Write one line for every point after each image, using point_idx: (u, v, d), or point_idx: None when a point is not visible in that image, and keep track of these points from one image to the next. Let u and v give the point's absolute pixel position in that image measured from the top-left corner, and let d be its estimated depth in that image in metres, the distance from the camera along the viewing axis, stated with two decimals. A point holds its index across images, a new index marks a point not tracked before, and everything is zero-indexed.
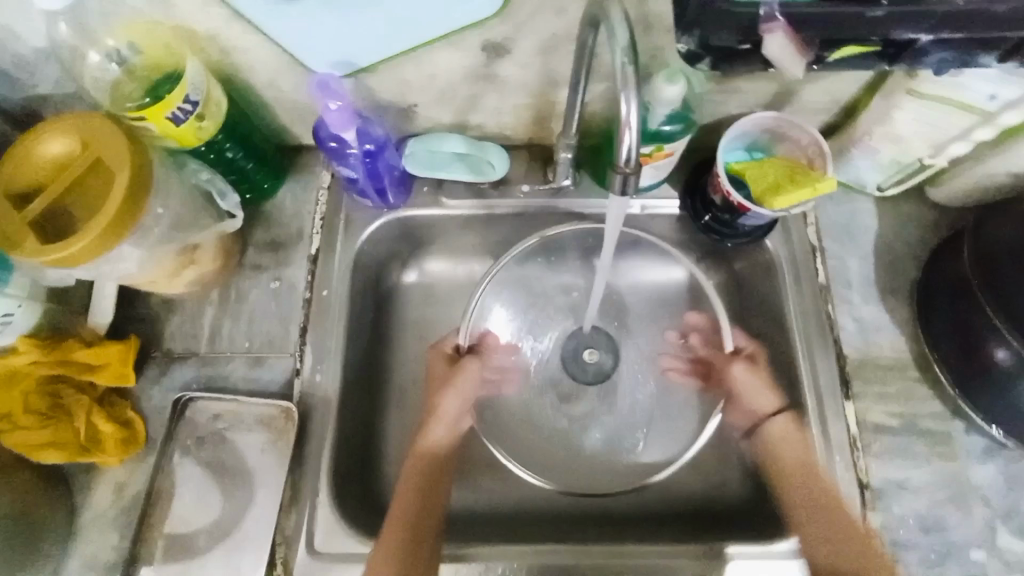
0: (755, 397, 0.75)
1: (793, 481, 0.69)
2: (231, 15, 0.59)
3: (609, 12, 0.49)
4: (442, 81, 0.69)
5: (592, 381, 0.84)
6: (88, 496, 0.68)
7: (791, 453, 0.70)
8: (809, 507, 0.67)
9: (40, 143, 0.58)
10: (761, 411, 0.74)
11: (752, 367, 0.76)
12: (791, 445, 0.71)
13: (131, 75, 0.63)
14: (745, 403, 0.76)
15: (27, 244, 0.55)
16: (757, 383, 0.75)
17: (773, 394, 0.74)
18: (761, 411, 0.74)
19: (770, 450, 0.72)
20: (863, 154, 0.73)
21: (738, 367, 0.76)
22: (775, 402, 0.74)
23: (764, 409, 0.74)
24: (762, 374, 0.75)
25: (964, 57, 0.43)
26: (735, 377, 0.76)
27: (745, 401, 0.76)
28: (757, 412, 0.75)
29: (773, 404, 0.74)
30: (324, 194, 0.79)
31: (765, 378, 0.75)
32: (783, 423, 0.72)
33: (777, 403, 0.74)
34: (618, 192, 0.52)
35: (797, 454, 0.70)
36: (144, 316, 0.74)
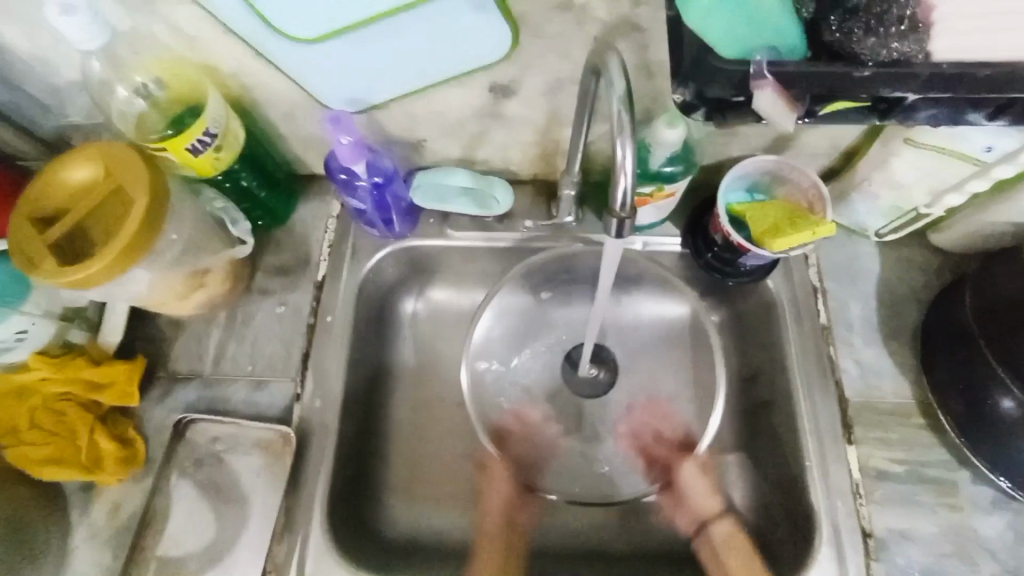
0: (698, 502, 0.78)
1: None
2: (252, 54, 0.62)
3: (609, 61, 0.51)
4: (451, 117, 0.71)
5: (588, 394, 0.84)
6: (84, 514, 0.68)
7: (732, 557, 0.72)
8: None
9: (65, 170, 0.61)
10: (705, 514, 0.77)
11: (702, 471, 0.80)
12: (732, 550, 0.73)
13: (156, 107, 0.66)
14: (689, 506, 0.78)
15: (45, 264, 0.57)
16: (701, 487, 0.79)
17: (715, 499, 0.78)
18: (704, 514, 0.77)
19: (711, 550, 0.74)
20: (863, 199, 0.74)
21: (689, 468, 0.79)
22: (715, 506, 0.77)
23: (705, 511, 0.77)
24: (709, 478, 0.79)
25: (954, 115, 0.45)
26: (687, 481, 0.79)
27: (695, 502, 0.78)
28: (699, 514, 0.77)
29: (715, 508, 0.77)
30: (332, 222, 0.81)
31: (709, 484, 0.79)
32: (727, 528, 0.75)
33: (717, 508, 0.77)
34: (613, 235, 0.53)
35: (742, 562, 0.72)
36: (152, 336, 0.76)
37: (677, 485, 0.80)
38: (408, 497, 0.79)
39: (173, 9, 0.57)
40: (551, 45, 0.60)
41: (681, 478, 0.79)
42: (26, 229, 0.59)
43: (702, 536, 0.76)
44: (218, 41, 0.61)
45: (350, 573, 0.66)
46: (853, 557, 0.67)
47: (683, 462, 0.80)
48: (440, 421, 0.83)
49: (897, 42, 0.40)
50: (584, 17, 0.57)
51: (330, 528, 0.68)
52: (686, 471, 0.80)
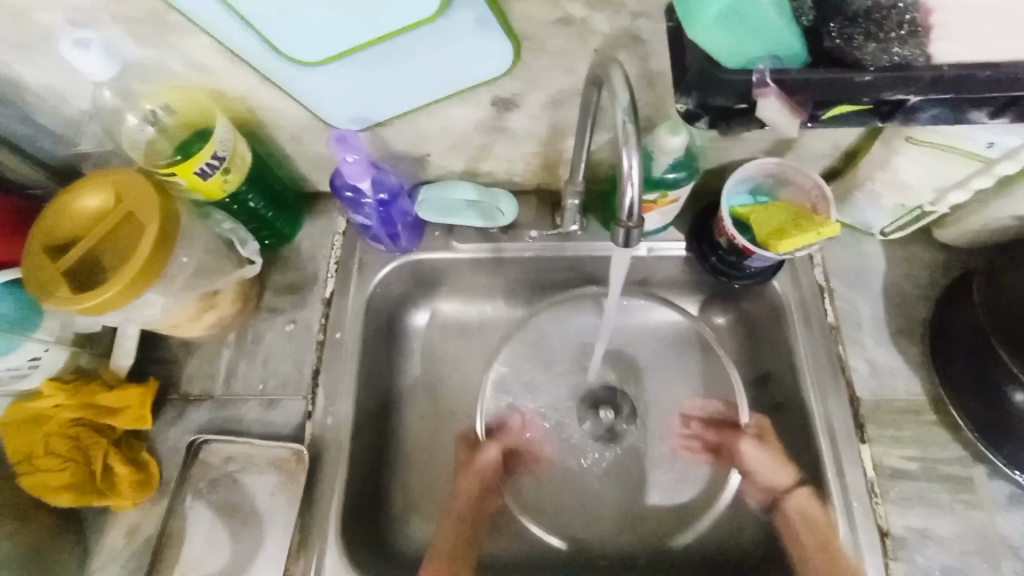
0: (771, 475, 0.76)
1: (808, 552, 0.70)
2: (258, 77, 0.63)
3: (611, 73, 0.52)
4: (454, 132, 0.72)
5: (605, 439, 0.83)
6: (101, 538, 0.68)
7: (807, 527, 0.70)
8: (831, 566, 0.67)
9: (76, 198, 0.62)
10: (779, 488, 0.75)
11: (761, 442, 0.77)
12: (808, 524, 0.70)
13: (164, 133, 0.67)
14: (762, 479, 0.76)
15: (59, 292, 0.58)
16: (766, 459, 0.76)
17: (789, 470, 0.75)
18: (780, 487, 0.75)
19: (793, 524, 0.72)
20: (866, 198, 0.74)
21: (748, 443, 0.78)
22: (792, 476, 0.74)
23: (783, 482, 0.75)
24: (775, 451, 0.76)
25: (955, 114, 0.45)
26: (748, 456, 0.77)
27: (766, 476, 0.76)
28: (776, 487, 0.75)
29: (790, 477, 0.74)
30: (339, 239, 0.82)
31: (774, 452, 0.76)
32: (801, 499, 0.72)
33: (796, 477, 0.74)
34: (621, 245, 0.54)
35: (818, 533, 0.69)
36: (163, 358, 0.76)
37: (739, 458, 0.79)
38: (423, 512, 0.79)
39: (182, 39, 0.58)
40: (553, 58, 0.61)
41: (743, 453, 0.78)
42: (39, 258, 0.60)
43: (782, 508, 0.74)
44: (226, 68, 0.61)
45: None
46: (872, 558, 0.66)
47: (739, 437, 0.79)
48: (455, 432, 0.83)
49: (896, 46, 0.40)
50: (585, 31, 0.58)
51: (346, 546, 0.68)
52: (746, 445, 0.78)
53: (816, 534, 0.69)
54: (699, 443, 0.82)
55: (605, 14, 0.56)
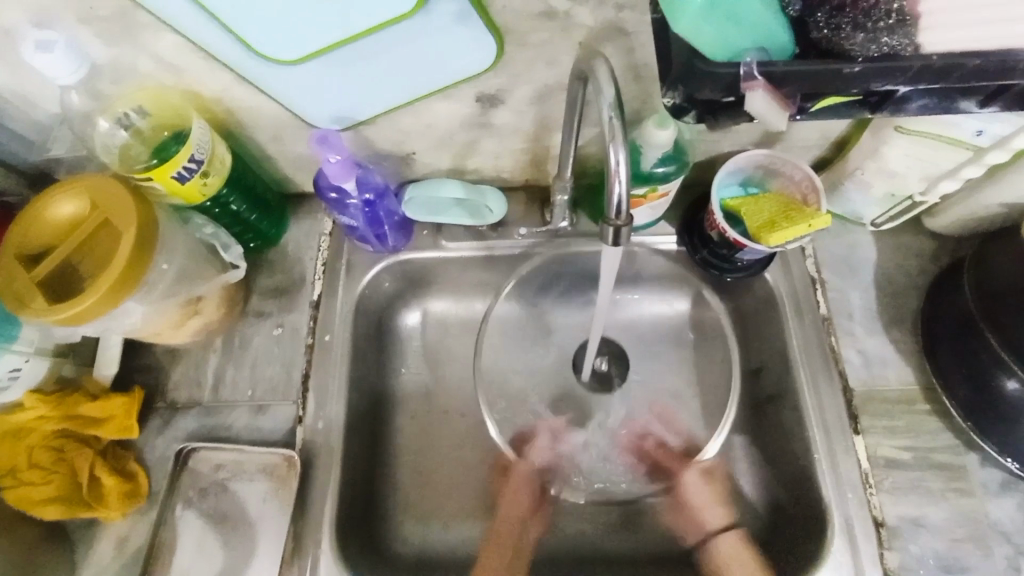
0: (703, 513, 0.77)
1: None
2: (235, 77, 0.61)
3: (596, 68, 0.51)
4: (440, 129, 0.71)
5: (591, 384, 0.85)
6: (90, 551, 0.67)
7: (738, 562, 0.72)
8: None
9: (50, 206, 0.60)
10: (705, 527, 0.77)
11: (709, 478, 0.79)
12: (740, 560, 0.72)
13: (139, 136, 0.65)
14: (698, 518, 0.77)
15: (34, 303, 0.56)
16: (706, 496, 0.78)
17: (724, 510, 0.78)
18: (709, 527, 0.77)
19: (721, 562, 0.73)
20: (856, 188, 0.74)
21: (693, 475, 0.79)
22: (724, 518, 0.77)
23: (714, 522, 0.77)
24: (716, 487, 0.79)
25: (945, 103, 0.45)
26: (688, 487, 0.79)
27: (704, 513, 0.77)
28: (705, 527, 0.77)
29: (723, 519, 0.77)
30: (326, 240, 0.80)
31: (716, 490, 0.79)
32: (732, 539, 0.74)
33: (728, 519, 0.77)
34: (610, 243, 0.53)
35: (744, 571, 0.71)
36: (148, 366, 0.75)
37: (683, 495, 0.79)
38: (418, 513, 0.78)
39: (153, 39, 0.56)
40: (537, 53, 0.60)
41: (682, 483, 0.79)
42: (12, 268, 0.58)
43: (707, 546, 0.75)
44: (201, 69, 0.60)
45: None
46: (866, 548, 0.66)
47: (687, 466, 0.80)
48: (448, 432, 0.82)
49: (885, 36, 0.39)
50: (570, 24, 0.56)
51: (340, 550, 0.67)
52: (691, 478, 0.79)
53: (745, 570, 0.71)
54: (677, 455, 0.82)
55: (589, 7, 0.55)
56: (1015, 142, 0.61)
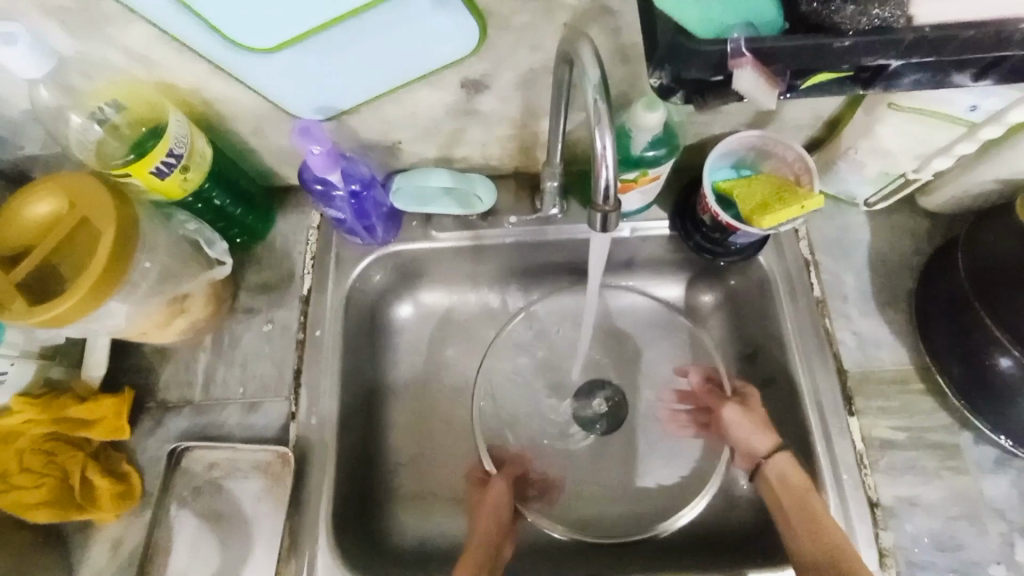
0: (749, 438, 0.73)
1: (792, 517, 0.65)
2: (211, 69, 0.59)
3: (580, 49, 0.50)
4: (424, 118, 0.69)
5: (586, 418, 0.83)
6: (85, 553, 0.67)
7: (795, 485, 0.67)
8: (809, 536, 0.63)
9: (27, 205, 0.59)
10: (758, 453, 0.72)
11: (746, 408, 0.75)
12: (788, 486, 0.67)
13: (114, 132, 0.63)
14: (744, 445, 0.73)
15: (15, 305, 0.55)
16: (746, 424, 0.74)
17: (767, 434, 0.72)
18: (759, 451, 0.72)
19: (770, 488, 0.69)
20: (849, 168, 0.73)
21: (731, 409, 0.76)
22: (770, 440, 0.72)
23: (761, 447, 0.72)
24: (756, 415, 0.74)
25: (937, 78, 0.44)
26: (731, 421, 0.75)
27: (750, 439, 0.73)
28: (756, 454, 0.72)
29: (769, 443, 0.71)
30: (314, 234, 0.79)
31: (754, 416, 0.74)
32: (783, 461, 0.69)
33: (772, 442, 0.71)
34: (599, 229, 0.52)
35: (798, 496, 0.66)
36: (137, 366, 0.74)
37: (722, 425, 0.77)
38: (416, 506, 0.78)
39: (122, 31, 0.55)
40: (520, 36, 0.58)
41: (724, 420, 0.76)
42: None
43: (761, 473, 0.70)
44: (175, 61, 0.58)
45: None
46: (862, 529, 0.67)
47: (724, 403, 0.77)
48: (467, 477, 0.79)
49: (876, 8, 0.38)
50: (553, 5, 0.55)
51: (337, 547, 0.67)
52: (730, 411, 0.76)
53: (797, 494, 0.66)
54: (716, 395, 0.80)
55: None
56: (1010, 117, 0.60)
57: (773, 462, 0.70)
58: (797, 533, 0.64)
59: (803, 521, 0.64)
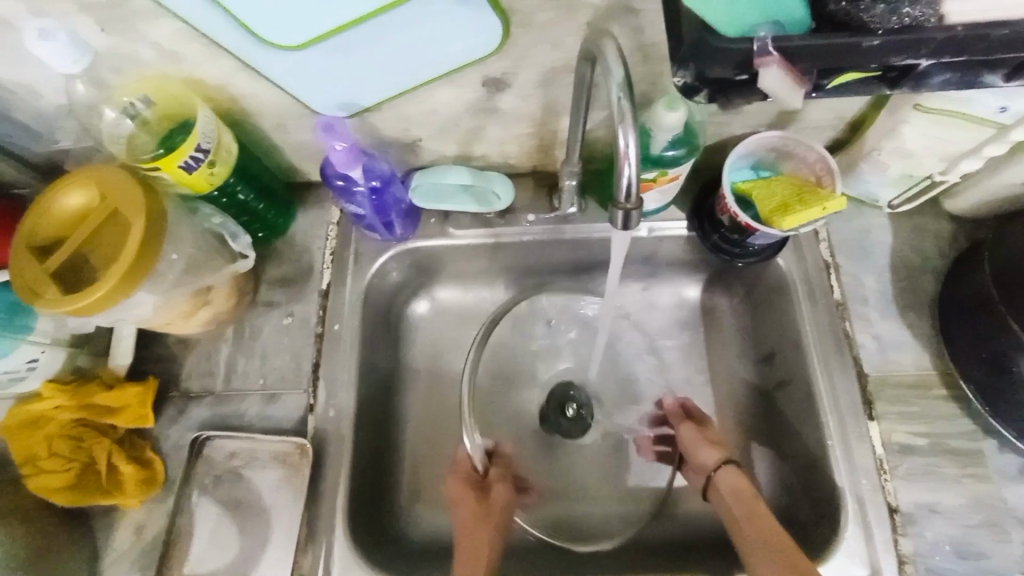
0: (698, 453, 0.73)
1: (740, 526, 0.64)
2: (238, 66, 0.61)
3: (603, 48, 0.50)
4: (445, 115, 0.70)
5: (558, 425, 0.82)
6: (110, 537, 0.68)
7: (740, 496, 0.67)
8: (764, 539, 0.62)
9: (59, 197, 0.61)
10: (707, 467, 0.72)
11: (699, 426, 0.76)
12: (737, 497, 0.67)
13: (146, 127, 0.65)
14: (695, 459, 0.73)
15: (47, 294, 0.57)
16: (697, 438, 0.74)
17: (715, 448, 0.73)
18: (709, 465, 0.72)
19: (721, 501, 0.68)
20: (872, 169, 0.72)
21: (684, 425, 0.76)
22: (718, 453, 0.72)
23: (709, 461, 0.72)
24: (708, 432, 0.75)
25: (967, 78, 0.43)
26: (682, 435, 0.75)
27: (698, 452, 0.73)
28: (704, 467, 0.72)
29: (716, 456, 0.72)
30: (333, 229, 0.80)
31: (705, 432, 0.75)
32: (730, 476, 0.69)
33: (720, 454, 0.72)
34: (620, 227, 0.52)
35: (747, 505, 0.66)
36: (161, 356, 0.76)
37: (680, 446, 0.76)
38: (430, 500, 0.79)
39: (154, 28, 0.56)
40: (542, 35, 0.58)
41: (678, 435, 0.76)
42: (26, 260, 0.59)
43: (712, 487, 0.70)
44: (203, 58, 0.60)
45: None
46: (880, 534, 0.66)
47: (677, 420, 0.77)
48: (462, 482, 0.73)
49: (908, 6, 0.37)
50: (576, 4, 0.55)
51: (353, 537, 0.68)
52: (683, 430, 0.76)
53: (745, 502, 0.66)
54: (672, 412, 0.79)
55: None
56: None
57: (719, 474, 0.70)
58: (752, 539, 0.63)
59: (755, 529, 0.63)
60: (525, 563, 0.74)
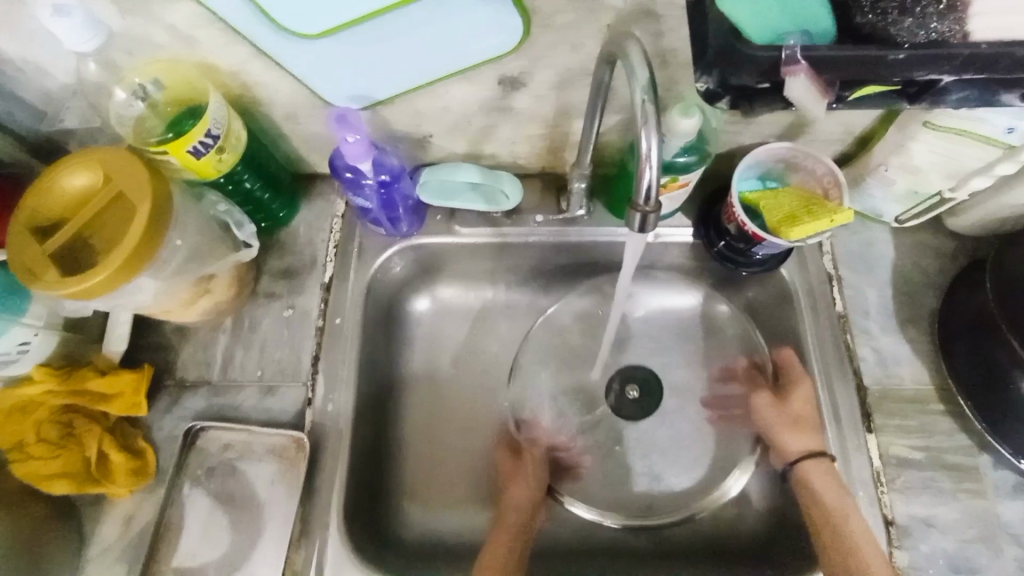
0: (785, 438, 0.72)
1: (823, 527, 0.65)
2: (253, 52, 0.60)
3: (626, 51, 0.50)
4: (458, 112, 0.69)
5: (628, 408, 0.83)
6: (96, 527, 0.67)
7: (827, 491, 0.67)
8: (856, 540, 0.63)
9: (62, 177, 0.59)
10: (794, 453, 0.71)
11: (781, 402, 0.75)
12: (828, 486, 0.67)
13: (154, 109, 0.64)
14: (781, 444, 0.73)
15: (47, 275, 0.55)
16: (785, 419, 0.73)
17: (812, 434, 0.71)
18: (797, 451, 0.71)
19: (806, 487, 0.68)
20: (878, 184, 0.73)
21: (767, 400, 0.75)
22: (809, 442, 0.71)
23: (796, 447, 0.71)
24: (795, 410, 0.73)
25: (984, 97, 0.44)
26: (764, 412, 0.75)
27: (784, 438, 0.72)
28: (790, 452, 0.72)
29: (811, 443, 0.71)
30: (338, 222, 0.79)
31: (799, 412, 0.73)
32: (818, 466, 0.69)
33: (817, 443, 0.71)
34: (636, 230, 0.52)
35: (833, 498, 0.66)
36: (157, 344, 0.74)
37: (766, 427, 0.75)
38: (425, 500, 0.78)
39: (170, 10, 0.55)
40: (562, 35, 0.58)
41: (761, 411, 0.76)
42: (25, 241, 0.57)
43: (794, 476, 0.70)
44: (217, 42, 0.59)
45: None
46: (876, 546, 0.66)
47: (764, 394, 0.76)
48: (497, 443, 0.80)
49: (934, 21, 0.38)
50: (597, 6, 0.55)
51: (347, 535, 0.67)
52: (759, 400, 0.76)
53: (832, 496, 0.66)
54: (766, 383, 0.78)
55: None
56: None
57: (802, 466, 0.69)
58: (847, 539, 0.64)
59: (831, 530, 0.64)
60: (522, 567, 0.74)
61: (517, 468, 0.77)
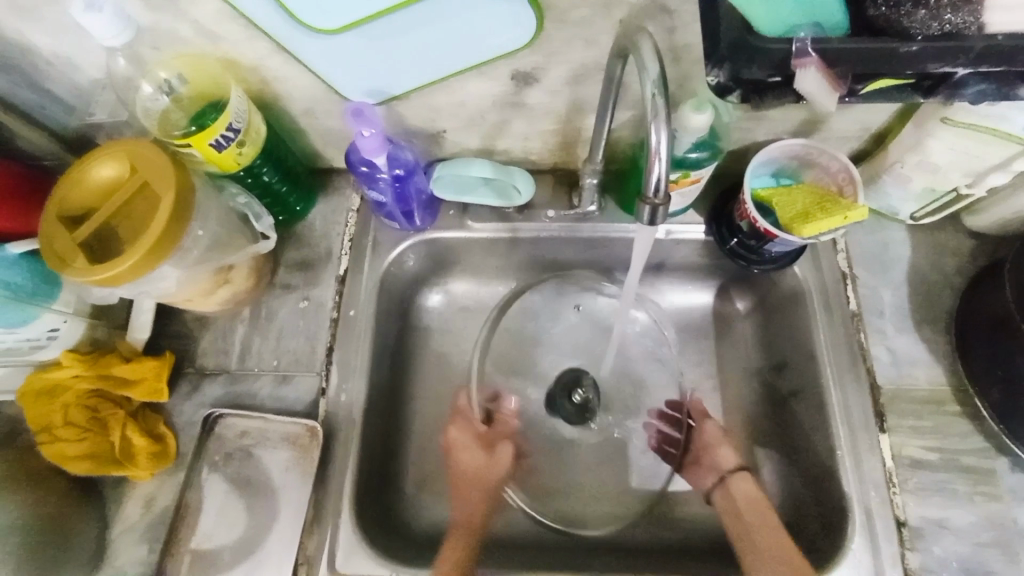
0: (719, 454, 0.76)
1: (751, 534, 0.68)
2: (273, 48, 0.62)
3: (638, 44, 0.50)
4: (472, 107, 0.70)
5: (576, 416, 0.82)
6: (119, 508, 0.69)
7: (751, 504, 0.71)
8: (778, 545, 0.66)
9: (90, 168, 0.61)
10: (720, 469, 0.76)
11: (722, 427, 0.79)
12: (749, 503, 0.71)
13: (178, 103, 0.66)
14: (710, 460, 0.76)
15: (76, 262, 0.58)
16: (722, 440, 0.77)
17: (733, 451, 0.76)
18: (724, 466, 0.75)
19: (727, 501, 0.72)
20: (895, 182, 0.72)
21: (710, 423, 0.78)
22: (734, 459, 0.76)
23: (726, 464, 0.76)
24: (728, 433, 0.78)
25: (1003, 91, 0.43)
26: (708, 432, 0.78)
27: (716, 455, 0.76)
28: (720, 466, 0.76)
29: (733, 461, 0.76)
30: (353, 216, 0.81)
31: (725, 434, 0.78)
32: (745, 485, 0.73)
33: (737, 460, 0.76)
34: (646, 223, 0.52)
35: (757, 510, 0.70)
36: (177, 332, 0.76)
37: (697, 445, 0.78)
38: (436, 491, 0.79)
39: (195, 6, 0.57)
40: (575, 30, 0.59)
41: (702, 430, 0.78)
42: (55, 229, 0.59)
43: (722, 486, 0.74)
44: (240, 38, 0.60)
45: (379, 565, 0.66)
46: (887, 547, 0.65)
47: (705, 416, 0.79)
48: (464, 433, 0.78)
49: (948, 14, 0.38)
50: (612, 0, 0.55)
51: (358, 522, 0.68)
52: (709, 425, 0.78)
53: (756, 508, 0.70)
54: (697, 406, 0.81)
55: None
56: None
57: (733, 479, 0.74)
58: (761, 546, 0.67)
59: (762, 533, 0.68)
60: (528, 558, 0.75)
61: (487, 467, 0.76)
